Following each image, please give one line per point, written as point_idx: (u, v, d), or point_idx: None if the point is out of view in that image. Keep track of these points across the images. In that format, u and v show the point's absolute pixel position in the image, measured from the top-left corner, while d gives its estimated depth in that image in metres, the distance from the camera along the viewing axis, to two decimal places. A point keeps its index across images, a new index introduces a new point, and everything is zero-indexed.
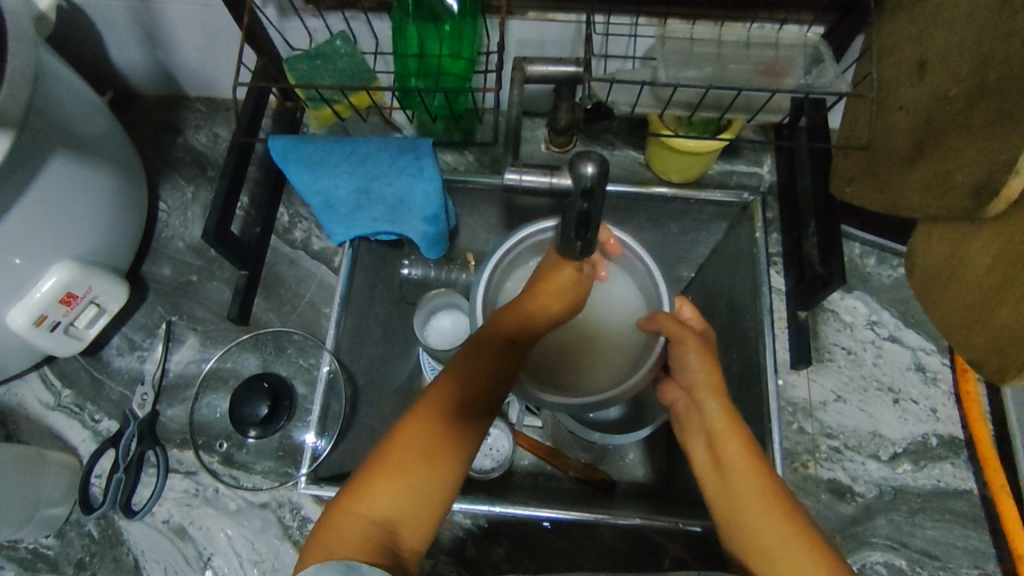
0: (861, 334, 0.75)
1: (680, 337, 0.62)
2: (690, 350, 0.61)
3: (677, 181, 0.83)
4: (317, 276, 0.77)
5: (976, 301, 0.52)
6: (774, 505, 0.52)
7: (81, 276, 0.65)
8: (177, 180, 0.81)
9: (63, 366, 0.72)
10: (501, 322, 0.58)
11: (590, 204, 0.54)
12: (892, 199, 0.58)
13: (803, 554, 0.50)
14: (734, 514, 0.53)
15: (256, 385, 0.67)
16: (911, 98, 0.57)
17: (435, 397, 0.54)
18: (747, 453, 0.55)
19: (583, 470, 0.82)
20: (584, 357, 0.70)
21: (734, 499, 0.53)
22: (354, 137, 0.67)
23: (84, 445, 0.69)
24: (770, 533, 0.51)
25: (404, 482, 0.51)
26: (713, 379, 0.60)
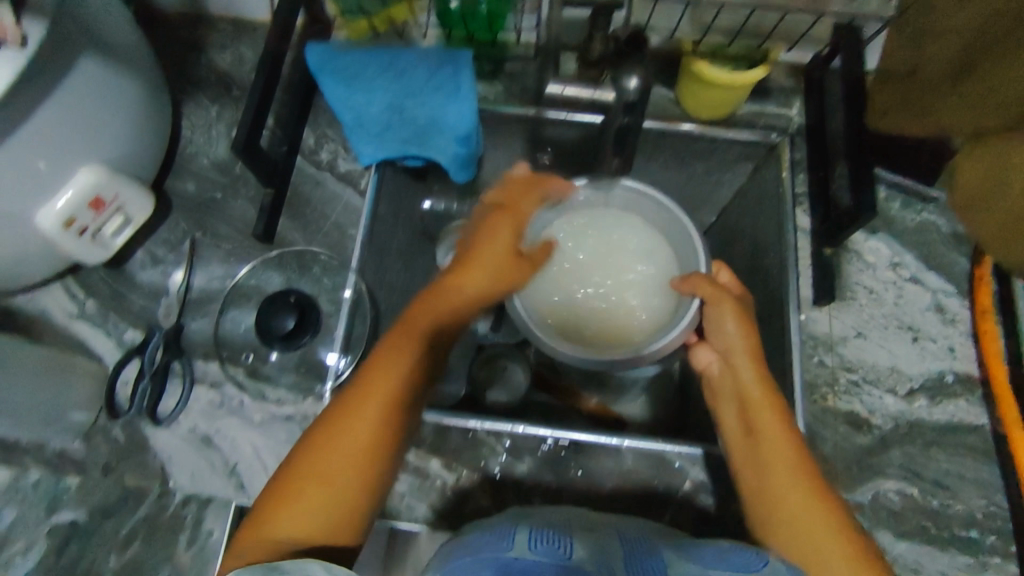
0: (883, 274, 0.76)
1: (716, 300, 0.65)
2: (726, 313, 0.64)
3: (708, 118, 0.82)
4: (343, 197, 0.76)
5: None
6: (801, 476, 0.59)
7: (110, 181, 0.63)
8: (201, 98, 0.80)
9: (86, 277, 0.71)
10: (421, 314, 0.60)
11: (631, 118, 0.58)
12: (940, 120, 0.62)
13: (819, 520, 0.57)
14: (763, 479, 0.59)
15: (282, 299, 0.68)
16: (960, 21, 0.58)
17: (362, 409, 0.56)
18: (780, 425, 0.61)
19: (596, 410, 0.83)
20: (618, 321, 0.72)
21: (765, 472, 0.59)
22: (395, 50, 0.67)
23: (109, 354, 0.68)
24: (796, 501, 0.58)
25: (320, 489, 0.54)
26: (748, 345, 0.64)
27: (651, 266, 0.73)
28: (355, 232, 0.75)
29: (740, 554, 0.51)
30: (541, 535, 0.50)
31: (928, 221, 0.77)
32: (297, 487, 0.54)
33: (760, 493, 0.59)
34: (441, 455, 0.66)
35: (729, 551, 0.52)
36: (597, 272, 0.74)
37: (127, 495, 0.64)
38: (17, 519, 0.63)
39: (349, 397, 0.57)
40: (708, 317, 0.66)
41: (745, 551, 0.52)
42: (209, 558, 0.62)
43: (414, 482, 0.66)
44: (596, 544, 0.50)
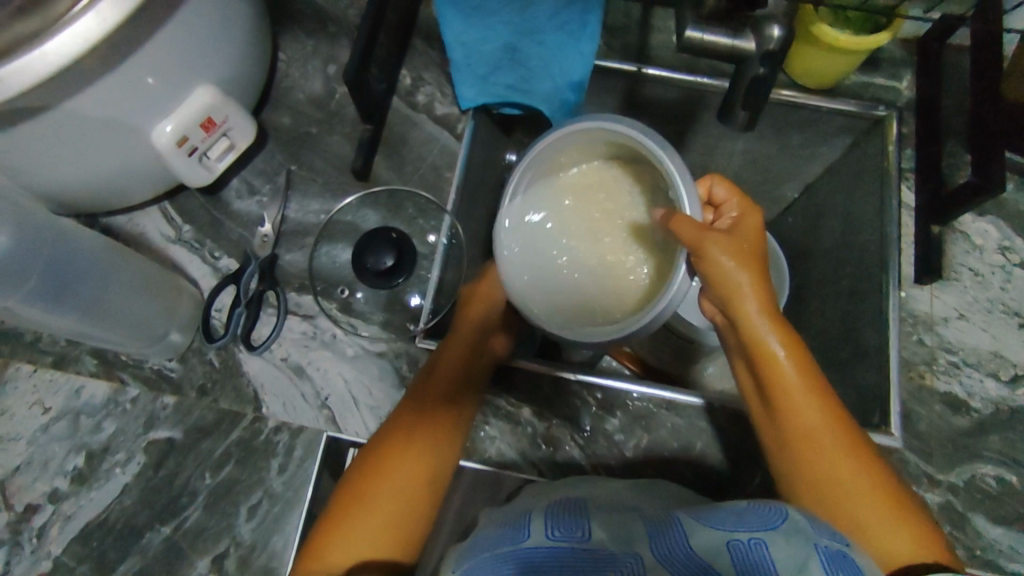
0: (990, 257, 0.73)
1: (706, 243, 0.53)
2: (720, 257, 0.53)
3: (807, 84, 0.78)
4: (439, 141, 0.74)
5: None
6: (833, 435, 0.56)
7: (222, 103, 0.63)
8: (298, 32, 0.79)
9: (183, 203, 0.71)
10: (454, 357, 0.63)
11: (768, 69, 0.54)
12: None
13: (857, 482, 0.55)
14: (796, 445, 0.56)
15: (383, 236, 0.67)
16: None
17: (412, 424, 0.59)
18: (801, 383, 0.56)
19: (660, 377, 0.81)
20: (605, 281, 0.61)
21: (792, 437, 0.56)
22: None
23: (205, 280, 0.69)
24: (830, 462, 0.55)
25: (374, 510, 0.54)
26: (756, 288, 0.55)
27: (622, 211, 0.63)
28: (450, 176, 0.74)
29: (753, 511, 0.48)
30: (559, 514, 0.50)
31: None
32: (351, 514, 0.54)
33: (789, 456, 0.56)
34: (533, 403, 0.66)
35: (742, 510, 0.48)
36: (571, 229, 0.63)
37: (222, 418, 0.65)
38: (117, 432, 0.64)
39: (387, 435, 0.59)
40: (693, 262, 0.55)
41: (762, 507, 0.48)
42: (301, 484, 0.63)
43: (505, 428, 0.66)
44: (610, 519, 0.49)
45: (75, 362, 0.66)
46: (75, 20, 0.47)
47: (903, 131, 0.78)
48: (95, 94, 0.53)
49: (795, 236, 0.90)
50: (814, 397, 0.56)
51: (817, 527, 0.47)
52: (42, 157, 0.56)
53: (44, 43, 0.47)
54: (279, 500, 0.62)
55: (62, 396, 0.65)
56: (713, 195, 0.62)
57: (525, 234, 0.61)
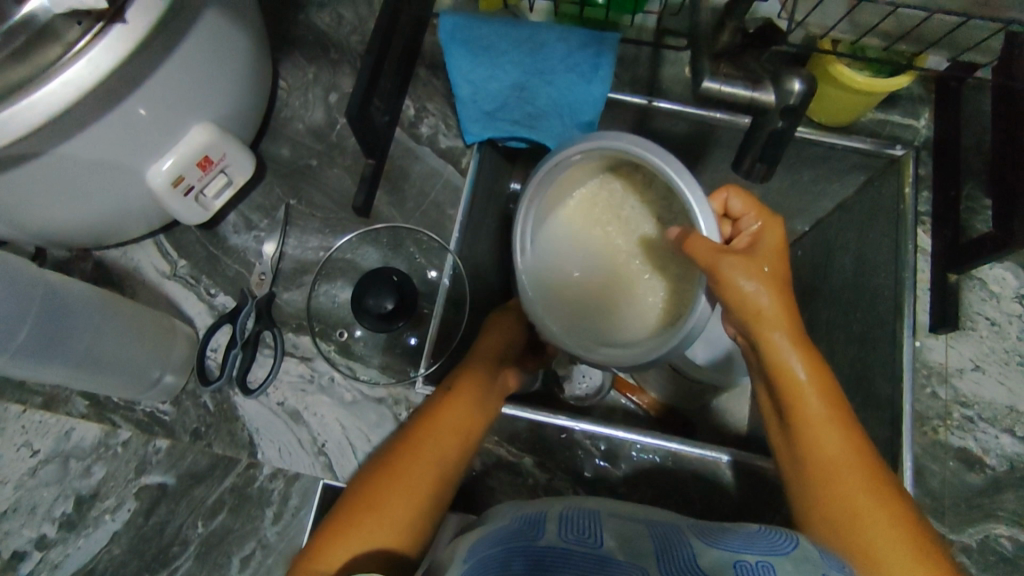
0: (1007, 306, 0.71)
1: (718, 260, 0.50)
2: (736, 270, 0.50)
3: (828, 123, 0.77)
4: (443, 175, 0.72)
5: None
6: (860, 467, 0.51)
7: (219, 141, 0.61)
8: (298, 59, 0.77)
9: (178, 237, 0.69)
10: (469, 376, 0.60)
11: (789, 123, 0.56)
12: None
13: (886, 520, 0.49)
14: (815, 476, 0.51)
15: (385, 277, 0.66)
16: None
17: (421, 442, 0.55)
18: (825, 410, 0.52)
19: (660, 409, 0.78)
20: (622, 299, 0.59)
21: (811, 464, 0.52)
22: (533, 23, 0.64)
23: (200, 318, 0.67)
24: (854, 497, 0.50)
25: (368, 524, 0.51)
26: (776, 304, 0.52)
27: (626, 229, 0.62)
28: (454, 213, 0.72)
29: (765, 537, 0.47)
30: (570, 522, 0.49)
31: None
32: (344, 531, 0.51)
33: (808, 487, 0.52)
34: (536, 454, 0.65)
35: (754, 535, 0.47)
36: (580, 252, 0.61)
37: (216, 463, 0.63)
38: (107, 476, 0.62)
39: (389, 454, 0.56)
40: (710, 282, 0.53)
41: (773, 533, 0.48)
42: (296, 534, 0.61)
43: (506, 478, 0.65)
44: (622, 532, 0.48)
45: (65, 402, 0.64)
46: (66, 67, 0.45)
47: (920, 172, 0.76)
48: (86, 136, 0.51)
49: (804, 271, 0.88)
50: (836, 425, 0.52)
51: (827, 558, 0.45)
52: (38, 201, 0.55)
53: (32, 91, 0.44)
54: (273, 551, 0.61)
55: (51, 438, 0.63)
56: (729, 209, 0.58)
57: (539, 259, 0.58)
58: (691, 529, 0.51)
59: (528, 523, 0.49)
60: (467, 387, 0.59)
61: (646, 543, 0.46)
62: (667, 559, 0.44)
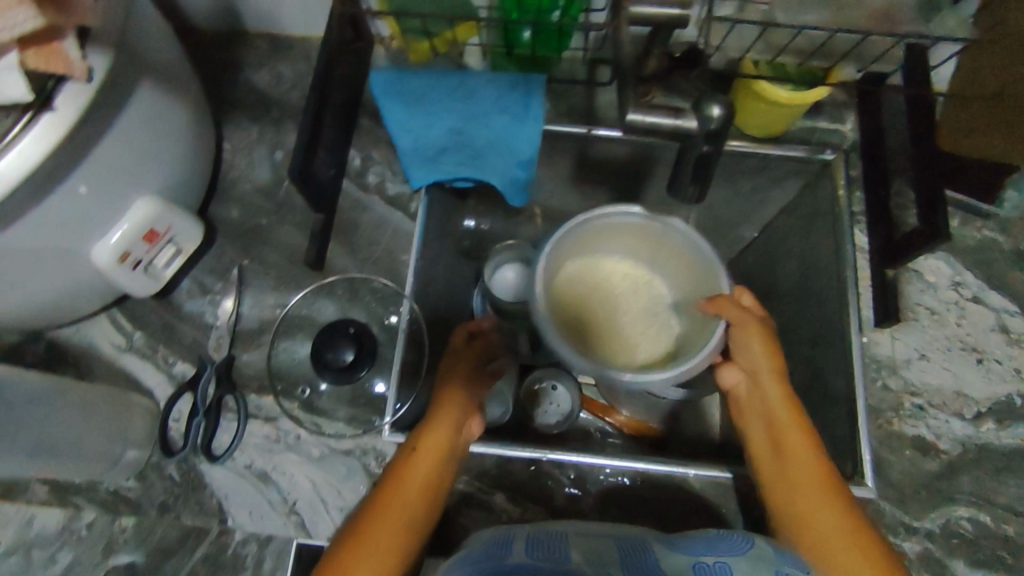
0: (945, 294, 0.74)
1: (742, 323, 0.60)
2: (751, 335, 0.60)
3: (759, 135, 0.79)
4: (393, 222, 0.74)
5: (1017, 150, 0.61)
6: (829, 493, 0.57)
7: (165, 213, 0.62)
8: (241, 119, 0.78)
9: (132, 308, 0.69)
10: (434, 432, 0.59)
11: (714, 147, 0.56)
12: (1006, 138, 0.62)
13: (846, 533, 0.55)
14: (783, 495, 0.58)
15: (341, 330, 0.67)
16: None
17: (401, 483, 0.57)
18: (806, 440, 0.59)
19: (635, 425, 0.81)
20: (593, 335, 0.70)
21: (791, 486, 0.57)
22: (464, 72, 0.67)
23: (159, 389, 0.67)
24: (821, 518, 0.56)
25: None
26: (773, 363, 0.61)
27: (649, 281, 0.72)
28: (407, 257, 0.73)
29: (724, 542, 0.48)
30: (539, 543, 0.50)
31: (988, 240, 0.76)
32: None
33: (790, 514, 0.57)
34: (506, 489, 0.66)
35: (714, 541, 0.49)
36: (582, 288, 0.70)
37: (186, 534, 0.62)
38: (75, 561, 0.61)
39: (349, 543, 0.53)
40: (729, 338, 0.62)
41: (734, 538, 0.49)
42: None
43: (479, 516, 0.65)
44: (590, 547, 0.49)
45: (25, 490, 0.63)
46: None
47: (851, 174, 0.79)
48: (28, 223, 0.52)
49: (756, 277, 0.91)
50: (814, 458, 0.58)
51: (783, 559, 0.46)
52: None
53: None
54: None
55: (14, 527, 0.62)
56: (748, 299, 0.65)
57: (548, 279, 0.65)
58: (657, 541, 0.52)
59: (496, 545, 0.51)
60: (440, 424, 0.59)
61: (613, 554, 0.47)
62: (633, 566, 0.45)
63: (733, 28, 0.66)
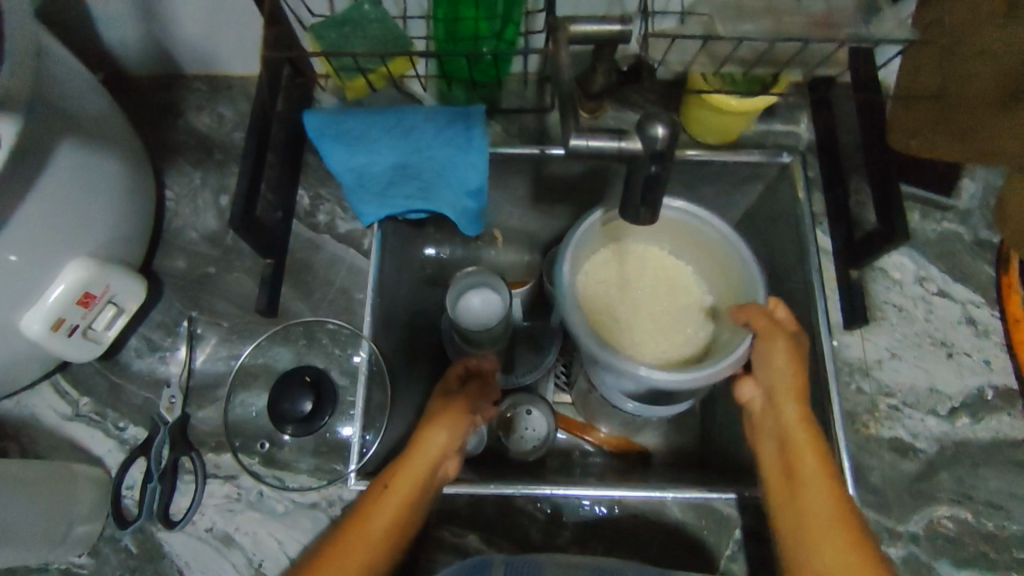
0: (910, 290, 0.74)
1: (770, 336, 0.58)
2: (778, 350, 0.57)
3: (711, 143, 0.77)
4: (346, 260, 0.72)
5: (983, 149, 0.61)
6: (849, 535, 0.48)
7: (100, 274, 0.59)
8: (183, 165, 0.75)
9: (77, 373, 0.67)
10: (411, 466, 0.57)
11: (661, 166, 0.53)
12: (982, 141, 0.61)
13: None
14: (795, 537, 0.50)
15: (297, 380, 0.65)
16: (998, 41, 0.56)
17: (368, 523, 0.54)
18: (822, 469, 0.52)
19: (616, 442, 0.80)
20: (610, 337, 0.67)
21: (799, 521, 0.50)
22: (400, 108, 0.64)
23: (110, 456, 0.64)
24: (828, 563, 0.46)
25: None
26: (797, 381, 0.57)
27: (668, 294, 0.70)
28: (363, 296, 0.71)
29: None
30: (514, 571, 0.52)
31: (950, 232, 0.75)
32: None
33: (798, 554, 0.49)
34: (481, 529, 0.64)
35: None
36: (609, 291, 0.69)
37: None
38: None
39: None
40: (755, 353, 0.59)
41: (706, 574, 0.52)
42: None
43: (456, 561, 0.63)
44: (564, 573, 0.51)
45: None
46: None
47: (809, 175, 0.78)
48: None
49: None
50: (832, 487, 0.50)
51: None
52: None
53: None
54: None
55: None
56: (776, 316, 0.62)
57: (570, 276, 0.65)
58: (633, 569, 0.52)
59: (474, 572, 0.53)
60: (414, 469, 0.57)
61: None
62: None
63: (674, 41, 0.65)
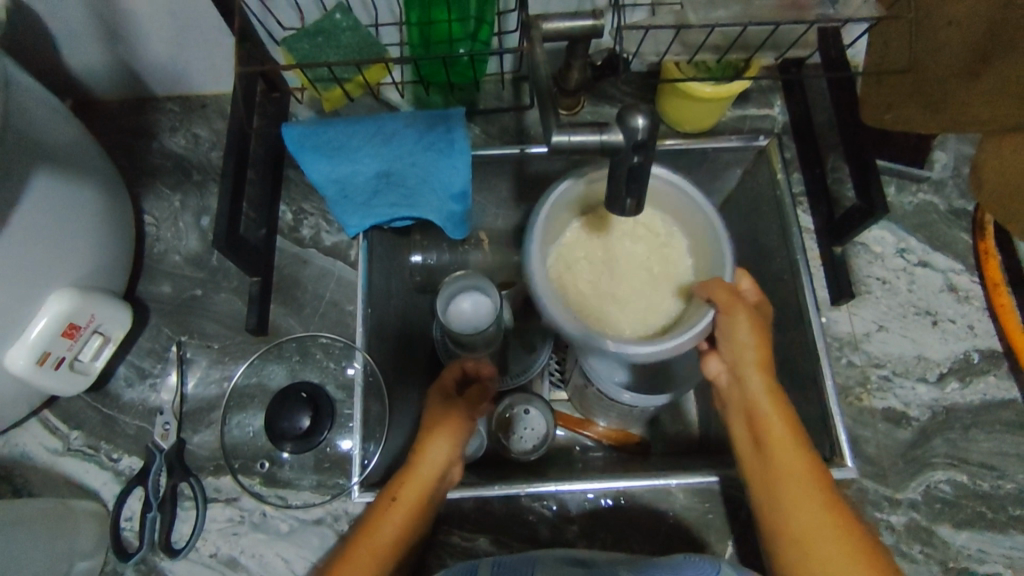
0: (892, 262, 0.75)
1: (730, 308, 0.57)
2: (739, 324, 0.57)
3: (689, 131, 0.78)
4: (334, 273, 0.71)
5: (957, 120, 0.60)
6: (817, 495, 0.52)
7: (83, 305, 0.58)
8: (161, 189, 0.74)
9: (66, 407, 0.65)
10: (414, 480, 0.57)
11: (643, 157, 0.53)
12: (955, 114, 0.59)
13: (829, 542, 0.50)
14: (768, 499, 0.54)
15: (293, 395, 0.64)
16: (964, 14, 0.56)
17: (375, 538, 0.54)
18: (789, 438, 0.54)
19: (615, 435, 0.81)
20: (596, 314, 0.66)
21: (771, 488, 0.54)
22: (378, 116, 0.63)
23: (106, 489, 0.62)
24: (808, 520, 0.51)
25: None
26: (759, 353, 0.57)
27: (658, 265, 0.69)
28: (353, 307, 0.71)
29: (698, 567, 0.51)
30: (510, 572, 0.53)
31: (925, 203, 0.77)
32: None
33: (774, 519, 0.53)
34: (489, 531, 0.64)
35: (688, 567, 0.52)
36: (592, 265, 0.68)
37: None
38: None
39: None
40: (715, 325, 0.59)
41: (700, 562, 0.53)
42: None
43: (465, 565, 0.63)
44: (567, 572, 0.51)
45: None
46: None
47: (787, 156, 0.79)
48: None
49: None
50: (803, 455, 0.53)
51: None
52: None
53: None
54: None
55: None
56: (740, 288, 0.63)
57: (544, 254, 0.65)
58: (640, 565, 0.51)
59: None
60: (418, 482, 0.57)
61: None
62: None
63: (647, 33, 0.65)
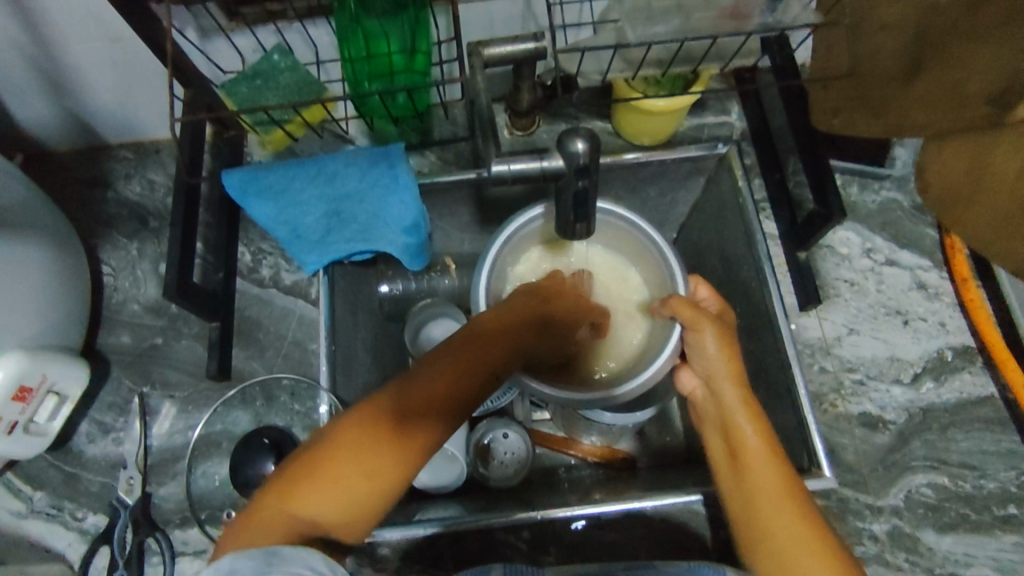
0: (859, 263, 0.74)
1: (697, 323, 0.56)
2: (707, 336, 0.55)
3: (648, 144, 0.77)
4: (296, 312, 0.71)
5: (895, 126, 0.61)
6: (791, 504, 0.47)
7: (35, 366, 0.57)
8: (117, 239, 0.74)
9: (29, 468, 0.65)
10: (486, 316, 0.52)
11: (587, 181, 0.51)
12: (893, 120, 0.61)
13: (806, 551, 0.45)
14: (743, 510, 0.48)
15: (256, 443, 0.61)
16: (897, 17, 0.58)
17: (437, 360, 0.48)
18: (766, 449, 0.50)
19: (601, 452, 0.78)
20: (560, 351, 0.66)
21: (747, 497, 0.49)
22: (317, 157, 0.64)
23: (72, 548, 0.62)
24: (780, 529, 0.46)
25: (338, 482, 0.42)
26: (731, 366, 0.55)
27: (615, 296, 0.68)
28: (316, 346, 0.70)
29: None
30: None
31: (888, 201, 0.76)
32: (316, 477, 0.42)
33: (750, 534, 0.47)
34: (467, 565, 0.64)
35: None
36: None
37: None
38: None
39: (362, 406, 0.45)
40: (687, 344, 0.58)
41: None
42: None
43: None
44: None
45: None
46: None
47: (747, 163, 0.79)
48: None
49: None
50: (774, 463, 0.49)
51: None
52: None
53: None
54: None
55: None
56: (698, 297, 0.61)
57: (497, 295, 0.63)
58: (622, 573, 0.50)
59: None
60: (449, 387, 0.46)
61: None
62: None
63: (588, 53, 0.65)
